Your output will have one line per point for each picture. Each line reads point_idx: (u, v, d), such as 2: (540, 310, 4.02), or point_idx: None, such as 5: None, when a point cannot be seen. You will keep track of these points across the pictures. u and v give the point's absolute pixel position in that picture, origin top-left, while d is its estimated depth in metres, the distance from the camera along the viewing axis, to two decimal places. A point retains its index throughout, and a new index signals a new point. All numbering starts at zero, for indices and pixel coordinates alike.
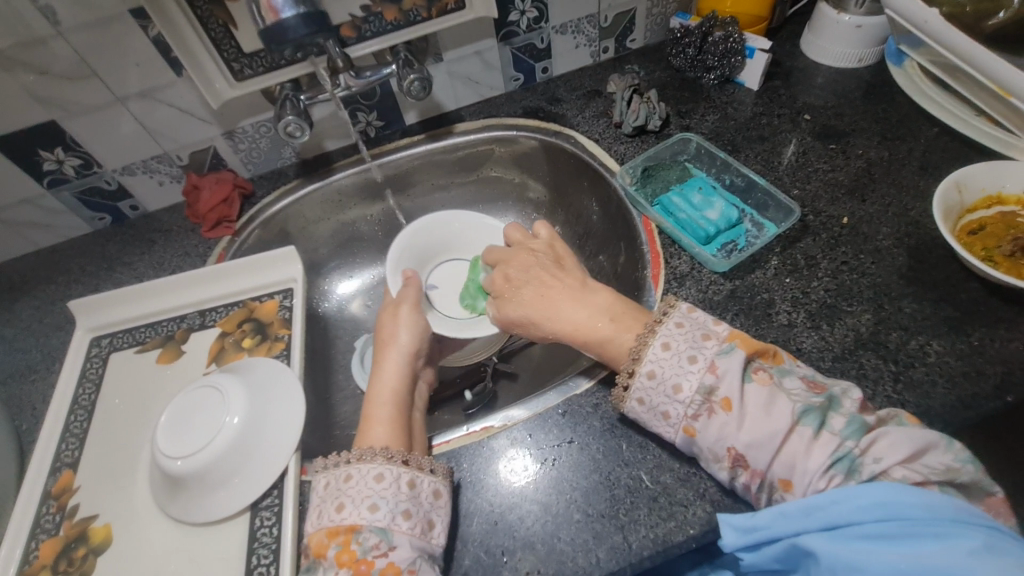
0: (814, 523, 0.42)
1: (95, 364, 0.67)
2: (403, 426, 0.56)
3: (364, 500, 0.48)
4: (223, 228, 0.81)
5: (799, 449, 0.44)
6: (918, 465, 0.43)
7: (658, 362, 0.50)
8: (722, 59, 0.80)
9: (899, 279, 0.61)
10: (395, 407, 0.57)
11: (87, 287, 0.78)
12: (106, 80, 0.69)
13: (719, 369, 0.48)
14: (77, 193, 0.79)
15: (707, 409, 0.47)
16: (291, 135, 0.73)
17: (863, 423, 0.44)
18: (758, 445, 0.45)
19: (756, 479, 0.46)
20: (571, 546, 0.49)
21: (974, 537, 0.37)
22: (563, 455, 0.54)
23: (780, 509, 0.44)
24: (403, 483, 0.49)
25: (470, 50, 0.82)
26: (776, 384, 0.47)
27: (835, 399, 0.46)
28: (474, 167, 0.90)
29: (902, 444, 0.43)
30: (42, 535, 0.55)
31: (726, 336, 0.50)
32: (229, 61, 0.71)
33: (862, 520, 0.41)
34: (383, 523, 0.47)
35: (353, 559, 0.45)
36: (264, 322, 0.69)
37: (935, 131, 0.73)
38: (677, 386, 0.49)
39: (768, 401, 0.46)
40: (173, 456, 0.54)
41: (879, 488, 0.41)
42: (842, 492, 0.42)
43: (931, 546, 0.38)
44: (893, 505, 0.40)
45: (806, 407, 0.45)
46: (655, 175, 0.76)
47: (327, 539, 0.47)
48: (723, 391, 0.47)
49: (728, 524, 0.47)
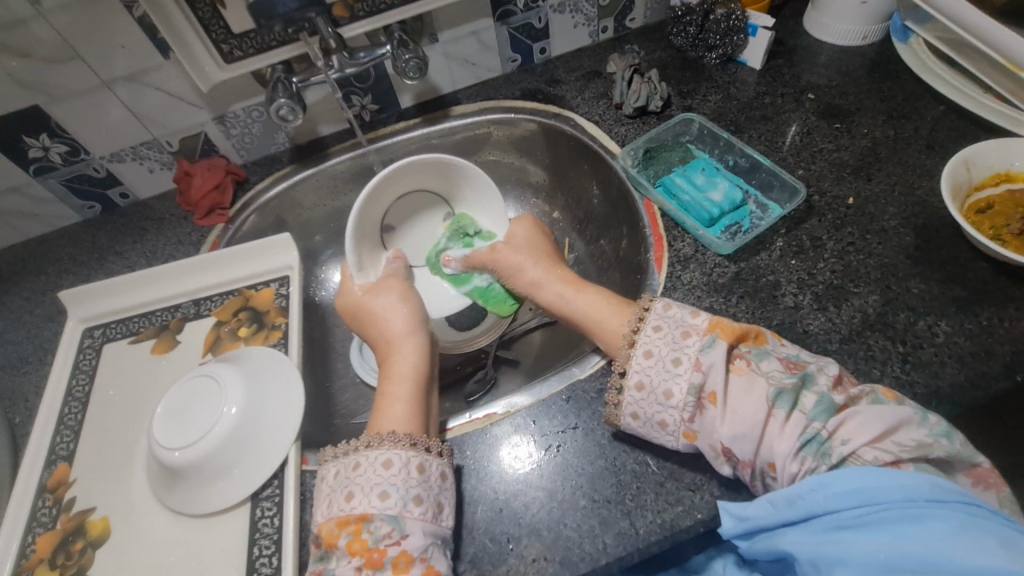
0: (797, 512, 0.42)
1: (89, 355, 0.66)
2: (420, 407, 0.55)
3: (374, 488, 0.47)
4: (216, 216, 0.79)
5: (774, 433, 0.44)
6: (890, 444, 0.42)
7: (645, 372, 0.49)
8: (724, 37, 0.79)
9: (906, 259, 0.60)
10: (413, 387, 0.56)
11: (78, 277, 0.76)
12: (91, 63, 0.67)
13: (704, 365, 0.47)
14: (65, 181, 0.77)
15: (699, 407, 0.47)
16: (283, 119, 0.71)
17: (833, 402, 0.44)
18: (742, 437, 0.45)
19: (747, 469, 0.45)
20: (578, 532, 0.49)
21: (953, 518, 0.37)
22: (568, 441, 0.54)
23: (767, 497, 0.44)
24: (412, 467, 0.48)
25: (466, 30, 0.80)
26: (754, 369, 0.47)
27: (809, 377, 0.45)
28: (472, 152, 0.88)
29: (871, 424, 0.43)
30: (39, 529, 0.55)
31: (706, 327, 0.49)
32: (217, 42, 0.69)
33: (842, 508, 0.41)
34: (395, 510, 0.46)
35: (365, 548, 0.45)
36: (260, 310, 0.68)
37: (941, 109, 0.72)
38: (667, 392, 0.48)
39: (746, 387, 0.46)
40: (172, 447, 0.53)
41: (854, 474, 0.41)
42: (819, 480, 0.42)
43: (912, 530, 0.38)
44: (869, 491, 0.40)
45: (779, 390, 0.45)
46: (657, 156, 0.74)
47: (338, 529, 0.46)
48: (710, 385, 0.47)
49: (725, 511, 0.46)
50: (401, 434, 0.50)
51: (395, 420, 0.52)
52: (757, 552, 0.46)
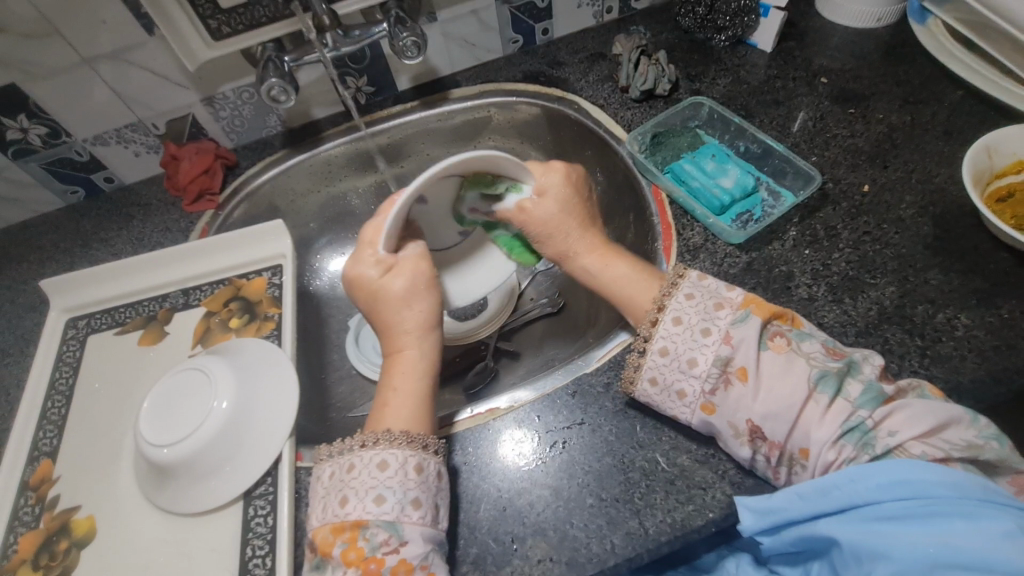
0: (833, 504, 0.41)
1: (73, 347, 0.63)
2: (422, 408, 0.52)
3: (370, 492, 0.44)
4: (205, 202, 0.76)
5: (814, 416, 0.43)
6: (941, 440, 0.41)
7: (670, 338, 0.48)
8: (734, 18, 0.75)
9: (924, 249, 0.58)
10: (419, 384, 0.53)
11: (61, 266, 0.73)
12: (70, 39, 0.63)
13: (734, 339, 0.46)
14: (46, 164, 0.73)
15: (723, 381, 0.45)
16: (275, 100, 0.68)
17: (881, 391, 0.43)
18: (775, 416, 0.43)
19: (775, 451, 0.44)
20: (585, 532, 0.47)
21: (1004, 518, 0.37)
22: (574, 437, 0.51)
23: (798, 489, 0.42)
24: (410, 467, 0.46)
25: (466, 9, 0.76)
26: (794, 349, 0.45)
27: (855, 364, 0.44)
28: (471, 136, 0.85)
29: (921, 418, 0.41)
30: (21, 529, 0.52)
31: (740, 302, 0.48)
32: (204, 17, 0.66)
33: (884, 500, 0.40)
34: (392, 515, 0.44)
35: (360, 557, 0.43)
36: (252, 300, 0.65)
37: (959, 94, 0.69)
38: (692, 360, 0.46)
39: (784, 364, 0.44)
40: (159, 444, 0.50)
41: (900, 466, 0.40)
42: (861, 470, 0.41)
43: (960, 527, 0.37)
44: (918, 485, 0.39)
45: (823, 372, 0.44)
46: (664, 142, 0.72)
47: (332, 536, 0.44)
48: (739, 361, 0.45)
49: (745, 506, 0.44)
50: (399, 432, 0.48)
51: (398, 418, 0.50)
52: (779, 545, 0.45)
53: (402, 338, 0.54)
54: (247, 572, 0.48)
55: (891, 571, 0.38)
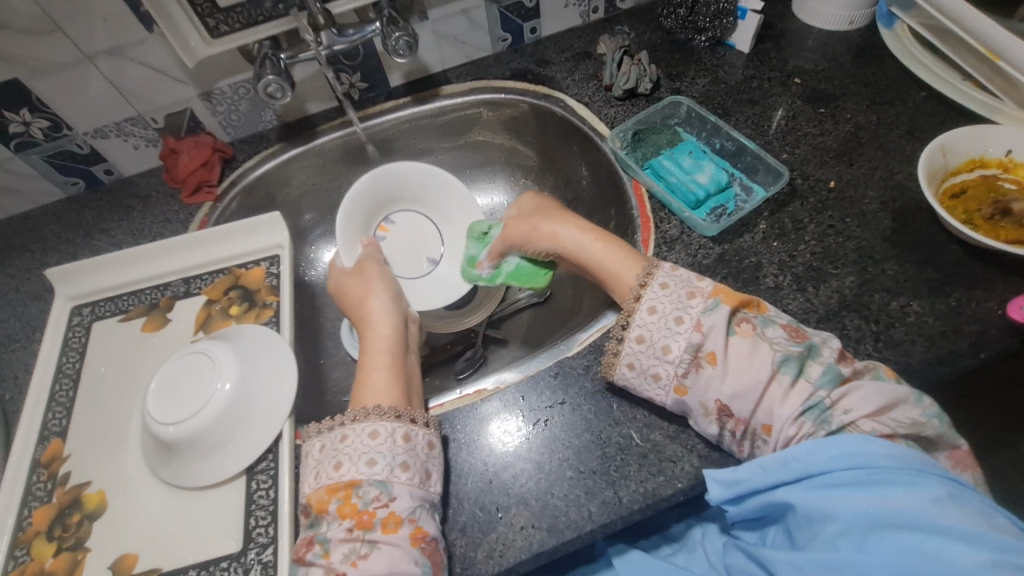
0: (791, 474, 0.45)
1: (78, 333, 0.66)
2: (399, 373, 0.58)
3: (361, 457, 0.48)
4: (204, 194, 0.78)
5: (777, 397, 0.46)
6: (888, 419, 0.45)
7: (646, 326, 0.51)
8: (714, 20, 0.79)
9: (882, 242, 0.62)
10: (389, 358, 0.59)
11: (64, 255, 0.76)
12: (72, 36, 0.65)
13: (704, 327, 0.49)
14: (47, 156, 0.75)
15: (695, 365, 0.49)
16: (271, 96, 0.70)
17: (838, 372, 0.46)
18: (742, 396, 0.47)
19: (740, 426, 0.48)
20: (564, 501, 0.51)
21: (939, 486, 0.41)
22: (556, 415, 0.55)
23: (761, 462, 0.46)
24: (398, 436, 0.50)
25: (456, 8, 0.79)
26: (759, 334, 0.48)
27: (815, 348, 0.48)
28: (462, 131, 0.88)
29: (873, 398, 0.45)
30: (35, 503, 0.55)
31: (710, 291, 0.51)
32: (203, 16, 0.67)
33: (835, 468, 0.43)
34: (383, 475, 0.48)
35: (354, 511, 0.47)
36: (251, 289, 0.68)
37: (922, 95, 0.73)
38: (666, 348, 0.50)
39: (750, 349, 0.48)
40: (166, 422, 0.54)
41: (854, 440, 0.43)
42: (818, 442, 0.44)
43: (899, 493, 0.41)
44: (866, 456, 0.43)
45: (786, 356, 0.47)
46: (645, 139, 0.75)
47: (328, 495, 0.48)
48: (709, 347, 0.49)
49: (713, 478, 0.48)
50: (386, 407, 0.52)
51: (377, 391, 0.54)
52: (744, 512, 0.49)
53: (366, 315, 0.64)
54: (250, 540, 0.52)
55: (836, 529, 0.42)
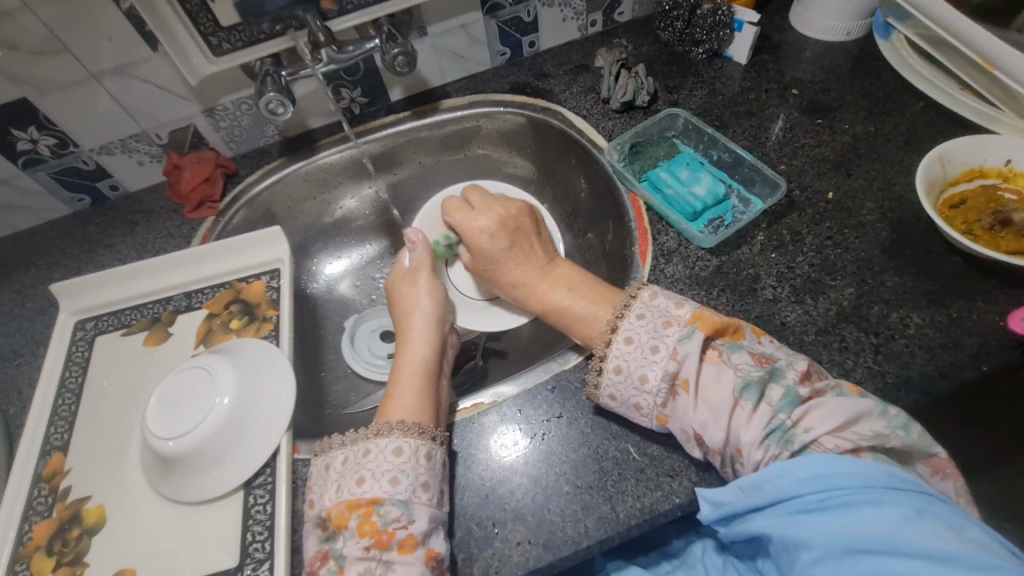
0: (765, 498, 0.44)
1: (81, 347, 0.67)
2: (430, 393, 0.57)
3: (385, 474, 0.49)
4: (206, 209, 0.79)
5: (741, 421, 0.46)
6: (851, 432, 0.45)
7: (623, 356, 0.51)
8: (711, 33, 0.79)
9: (881, 253, 0.62)
10: (423, 375, 0.58)
11: (69, 270, 0.77)
12: (79, 56, 0.67)
13: (679, 355, 0.49)
14: (54, 173, 0.77)
15: (672, 394, 0.49)
16: (272, 113, 0.71)
17: (798, 395, 0.46)
18: (711, 424, 0.47)
19: (716, 456, 0.48)
20: (561, 516, 0.51)
21: (906, 503, 0.40)
22: (553, 429, 0.55)
23: (739, 484, 0.46)
24: (421, 455, 0.50)
25: (455, 24, 0.80)
26: (726, 360, 0.49)
27: (778, 371, 0.47)
28: (461, 145, 0.89)
29: (834, 415, 0.45)
30: (36, 517, 0.56)
31: (687, 319, 0.51)
32: (205, 35, 0.69)
33: (805, 492, 0.43)
34: (405, 495, 0.48)
35: (373, 530, 0.46)
36: (251, 303, 0.69)
37: (920, 105, 0.73)
38: (643, 377, 0.50)
39: (716, 376, 0.48)
40: (165, 437, 0.54)
41: (821, 461, 0.43)
42: (785, 465, 0.44)
43: (869, 514, 0.40)
44: (833, 478, 0.42)
45: (746, 383, 0.47)
46: (643, 151, 0.76)
47: (348, 511, 0.47)
48: (683, 376, 0.49)
49: (705, 498, 0.48)
50: (407, 422, 0.52)
51: (403, 408, 0.54)
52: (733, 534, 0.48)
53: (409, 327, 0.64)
54: (247, 555, 0.52)
55: (811, 556, 0.41)
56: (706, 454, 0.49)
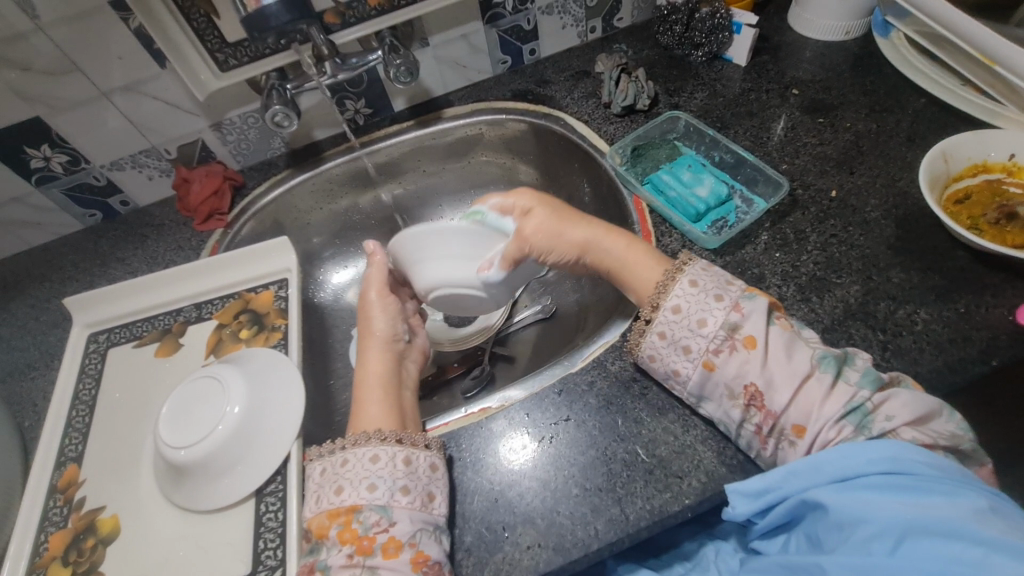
0: (826, 478, 0.44)
1: (94, 360, 0.68)
2: (396, 404, 0.58)
3: (363, 481, 0.49)
4: (215, 221, 0.81)
5: (817, 394, 0.46)
6: (927, 428, 0.45)
7: (684, 298, 0.52)
8: (710, 35, 0.80)
9: (886, 250, 0.61)
10: (384, 392, 0.58)
11: (82, 284, 0.78)
12: (89, 75, 0.69)
13: (743, 310, 0.50)
14: (66, 190, 0.78)
15: (729, 345, 0.50)
16: (279, 125, 0.72)
17: (878, 376, 0.47)
18: (775, 385, 0.47)
19: (769, 420, 0.48)
20: (570, 519, 0.51)
21: (978, 499, 0.39)
22: (561, 432, 0.55)
23: (793, 466, 0.45)
24: (399, 460, 0.50)
25: (456, 34, 0.81)
26: (795, 333, 0.50)
27: (850, 356, 0.49)
28: (464, 152, 0.90)
29: (914, 404, 0.45)
30: (51, 528, 0.56)
31: (748, 286, 0.52)
32: (212, 51, 0.71)
33: (869, 473, 0.42)
34: (383, 500, 0.48)
35: (355, 536, 0.47)
36: (260, 312, 0.70)
37: (922, 102, 0.73)
38: (702, 321, 0.51)
39: (788, 345, 0.49)
40: (176, 446, 0.54)
41: (892, 445, 0.43)
42: (854, 445, 0.44)
43: (938, 499, 0.40)
44: (902, 462, 0.42)
45: (824, 355, 0.48)
46: (645, 154, 0.76)
47: (328, 520, 0.48)
48: (747, 330, 0.49)
49: (740, 490, 0.47)
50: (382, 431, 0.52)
51: (372, 421, 0.55)
52: (774, 516, 0.47)
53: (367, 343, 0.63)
54: (259, 563, 0.52)
55: (869, 531, 0.41)
56: (747, 416, 0.49)
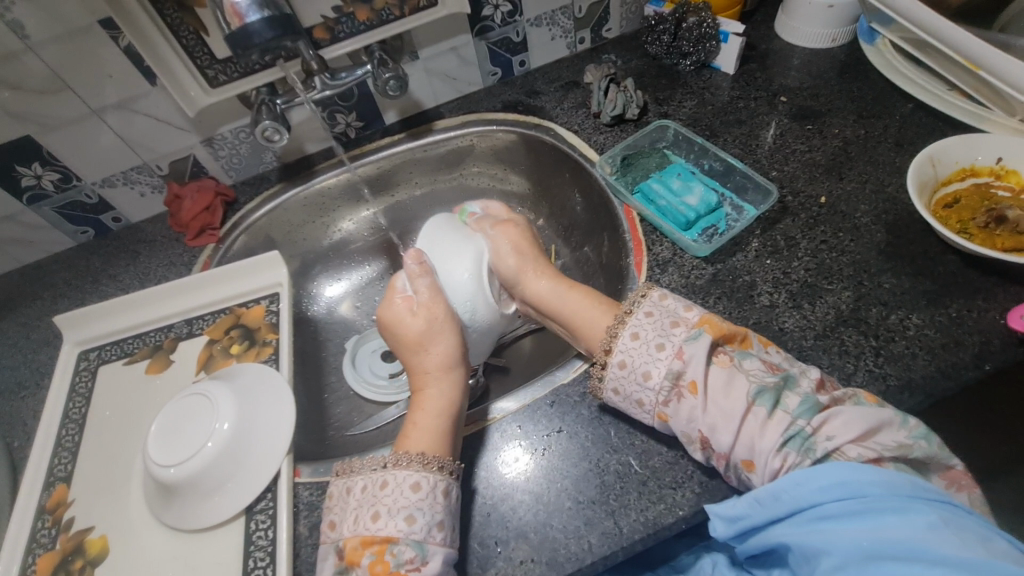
0: (785, 508, 0.43)
1: (85, 378, 0.67)
2: (445, 425, 0.56)
3: (401, 510, 0.48)
4: (207, 236, 0.81)
5: (756, 429, 0.46)
6: (873, 443, 0.44)
7: (627, 351, 0.52)
8: (697, 44, 0.80)
9: (877, 255, 0.61)
10: (443, 415, 0.57)
11: (74, 301, 0.78)
12: (80, 93, 0.69)
13: (685, 355, 0.50)
14: (58, 208, 0.78)
15: (675, 394, 0.50)
16: (269, 139, 0.72)
17: (817, 402, 0.46)
18: (721, 428, 0.47)
19: (721, 461, 0.47)
20: (563, 533, 0.50)
21: (930, 511, 0.39)
22: (553, 444, 0.55)
23: (753, 495, 0.45)
24: (439, 491, 0.50)
25: (446, 47, 0.82)
26: (736, 365, 0.49)
27: (791, 378, 0.48)
28: (456, 164, 0.90)
29: (855, 424, 0.44)
30: (39, 550, 0.56)
31: (696, 321, 0.52)
32: (202, 67, 0.71)
33: (825, 501, 0.42)
34: (420, 536, 0.47)
35: (386, 570, 0.46)
36: (251, 327, 0.69)
37: (909, 107, 0.74)
38: (646, 373, 0.51)
39: (726, 381, 0.48)
40: (166, 464, 0.54)
41: (841, 469, 0.42)
42: (806, 474, 0.43)
43: (892, 522, 0.39)
44: (855, 486, 0.41)
45: (761, 388, 0.47)
46: (634, 163, 0.77)
47: (362, 547, 0.47)
48: (689, 375, 0.49)
49: (716, 514, 0.46)
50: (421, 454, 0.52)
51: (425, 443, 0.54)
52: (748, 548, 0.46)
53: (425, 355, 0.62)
54: None
55: (833, 564, 0.40)
56: (705, 457, 0.49)
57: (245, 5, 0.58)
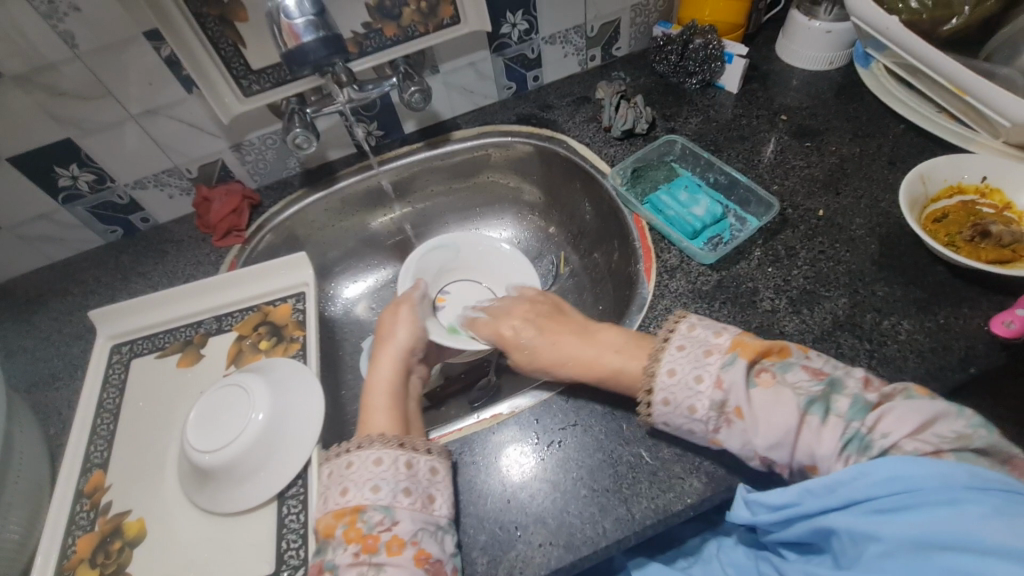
0: (838, 500, 0.45)
1: (117, 370, 0.70)
2: (401, 413, 0.60)
3: (366, 483, 0.51)
4: (233, 237, 0.84)
5: (813, 438, 0.47)
6: (930, 435, 0.44)
7: (668, 389, 0.52)
8: (703, 64, 0.85)
9: (872, 265, 0.66)
10: (391, 397, 0.61)
11: (104, 297, 0.81)
12: (120, 99, 0.72)
13: (725, 383, 0.50)
14: (91, 208, 0.82)
15: (724, 421, 0.50)
16: (298, 147, 0.76)
17: (868, 402, 0.46)
18: (777, 445, 0.48)
19: (786, 471, 0.49)
20: (580, 518, 0.54)
21: (987, 503, 0.39)
22: (569, 437, 0.59)
23: (806, 487, 0.47)
24: (401, 463, 0.53)
25: (465, 61, 0.86)
26: (780, 381, 0.50)
27: (838, 382, 0.48)
28: (470, 173, 0.94)
29: (910, 416, 0.45)
30: (79, 531, 0.58)
31: (727, 346, 0.52)
32: (238, 77, 0.75)
33: (879, 494, 0.43)
34: (386, 501, 0.50)
35: (360, 535, 0.49)
36: (278, 324, 0.73)
37: (901, 128, 0.79)
38: (692, 407, 0.51)
39: (774, 398, 0.49)
40: (202, 450, 0.57)
41: (894, 461, 0.43)
42: (861, 467, 0.44)
43: (946, 512, 0.40)
44: (907, 478, 0.42)
45: (811, 398, 0.48)
46: (643, 175, 0.81)
47: (334, 520, 0.50)
48: (732, 402, 0.49)
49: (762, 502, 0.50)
50: (381, 435, 0.55)
51: (380, 425, 0.57)
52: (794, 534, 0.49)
53: (389, 342, 0.68)
54: (283, 562, 0.55)
55: (880, 549, 0.42)
56: (767, 467, 0.50)
57: (301, 25, 0.62)
